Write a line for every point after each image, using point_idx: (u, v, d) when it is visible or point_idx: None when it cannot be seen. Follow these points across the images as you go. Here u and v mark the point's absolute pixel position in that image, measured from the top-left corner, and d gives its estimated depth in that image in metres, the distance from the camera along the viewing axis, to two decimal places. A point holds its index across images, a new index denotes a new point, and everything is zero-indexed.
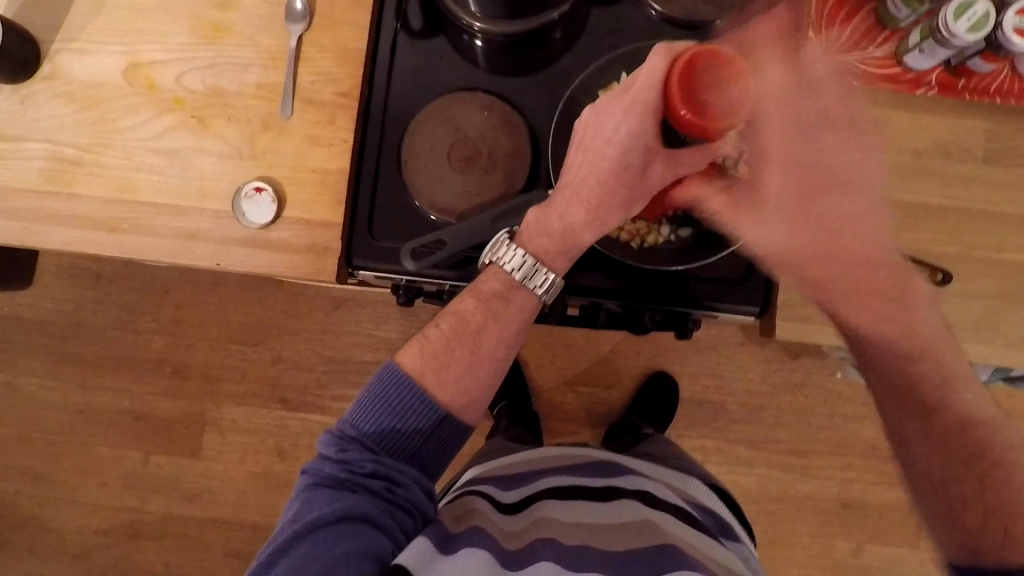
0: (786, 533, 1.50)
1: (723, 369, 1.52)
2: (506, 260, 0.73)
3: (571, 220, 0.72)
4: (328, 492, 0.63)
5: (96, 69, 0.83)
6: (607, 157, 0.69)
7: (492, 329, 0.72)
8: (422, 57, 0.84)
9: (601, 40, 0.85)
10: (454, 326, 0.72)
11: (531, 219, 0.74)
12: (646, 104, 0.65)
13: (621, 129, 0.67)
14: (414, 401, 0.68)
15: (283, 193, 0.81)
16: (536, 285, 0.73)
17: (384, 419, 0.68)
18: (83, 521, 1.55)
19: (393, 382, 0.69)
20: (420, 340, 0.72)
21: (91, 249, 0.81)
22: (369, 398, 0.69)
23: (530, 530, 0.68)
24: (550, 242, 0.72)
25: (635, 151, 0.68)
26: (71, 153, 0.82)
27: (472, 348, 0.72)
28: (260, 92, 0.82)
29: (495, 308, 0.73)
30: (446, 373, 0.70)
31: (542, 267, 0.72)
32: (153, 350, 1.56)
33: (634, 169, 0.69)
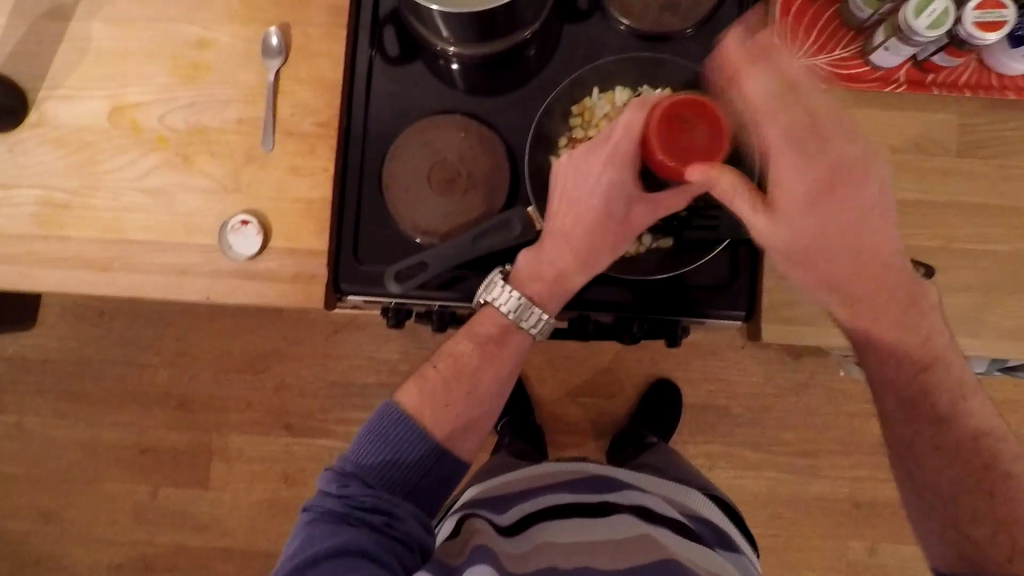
0: (798, 535, 1.49)
1: (724, 372, 1.51)
2: (500, 301, 0.73)
3: (562, 265, 0.73)
4: (328, 526, 0.62)
5: (83, 113, 0.85)
6: (592, 205, 0.71)
7: (489, 367, 0.73)
8: (400, 84, 0.86)
9: (573, 56, 0.86)
10: (451, 367, 0.73)
11: (522, 264, 0.74)
12: (626, 157, 0.69)
13: (603, 179, 0.70)
14: (413, 438, 0.68)
15: (268, 224, 0.82)
16: (530, 324, 0.74)
17: (384, 454, 0.67)
18: (95, 557, 1.55)
19: (394, 419, 0.69)
20: (419, 378, 0.73)
21: (84, 288, 0.82)
22: (370, 435, 0.68)
23: (530, 554, 0.68)
24: (540, 291, 0.74)
25: (618, 198, 0.71)
26: (61, 197, 0.84)
27: (470, 387, 0.72)
28: (242, 126, 0.84)
29: (491, 348, 0.74)
30: (443, 412, 0.70)
31: (535, 307, 0.73)
32: (157, 383, 1.57)
33: (616, 214, 0.72)
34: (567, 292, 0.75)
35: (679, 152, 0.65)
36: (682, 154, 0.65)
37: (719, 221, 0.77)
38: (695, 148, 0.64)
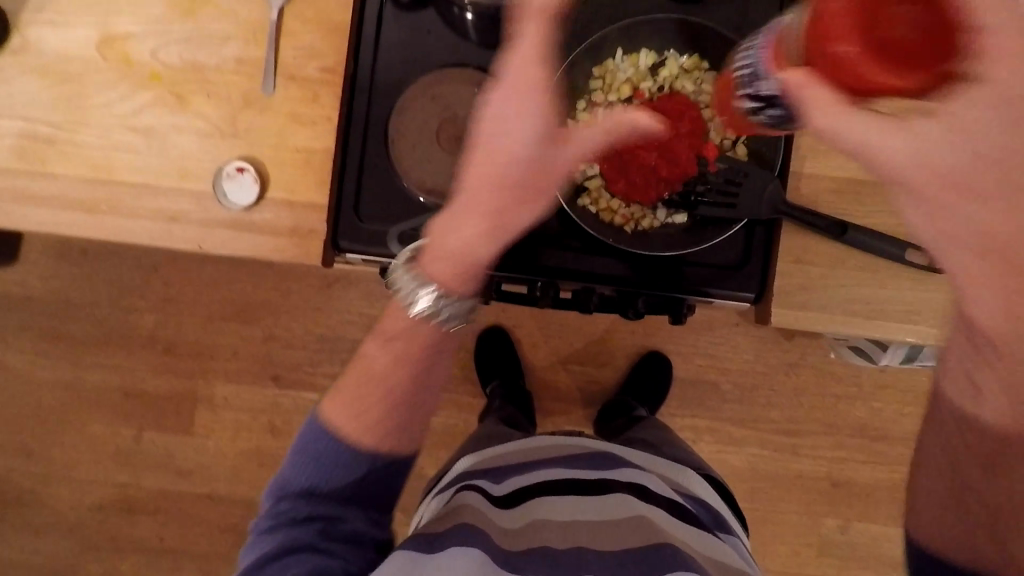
0: (775, 511, 1.52)
1: (717, 348, 1.51)
2: (410, 294, 0.61)
3: (467, 237, 0.58)
4: (269, 534, 0.61)
5: (69, 40, 0.79)
6: (502, 150, 0.56)
7: (399, 371, 0.63)
8: (411, 31, 0.81)
9: (598, 13, 0.80)
10: (357, 375, 0.64)
11: (428, 241, 0.61)
12: (534, 85, 0.54)
13: (514, 111, 0.55)
14: (337, 456, 0.62)
15: (266, 173, 0.78)
16: (448, 316, 0.61)
17: (310, 475, 0.62)
18: (77, 497, 1.55)
19: (313, 433, 0.63)
20: (339, 385, 0.65)
21: (70, 230, 0.79)
22: (296, 449, 0.63)
23: (523, 530, 0.67)
24: (445, 270, 0.60)
25: (537, 140, 0.55)
26: (44, 131, 0.79)
27: (381, 394, 0.62)
28: (241, 67, 0.79)
29: (401, 348, 0.63)
30: (358, 425, 0.62)
31: (447, 295, 0.60)
32: (143, 328, 1.54)
33: (536, 159, 0.56)
34: (478, 264, 0.60)
35: (868, 40, 0.45)
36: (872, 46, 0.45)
37: (738, 198, 0.75)
38: (899, 49, 0.44)
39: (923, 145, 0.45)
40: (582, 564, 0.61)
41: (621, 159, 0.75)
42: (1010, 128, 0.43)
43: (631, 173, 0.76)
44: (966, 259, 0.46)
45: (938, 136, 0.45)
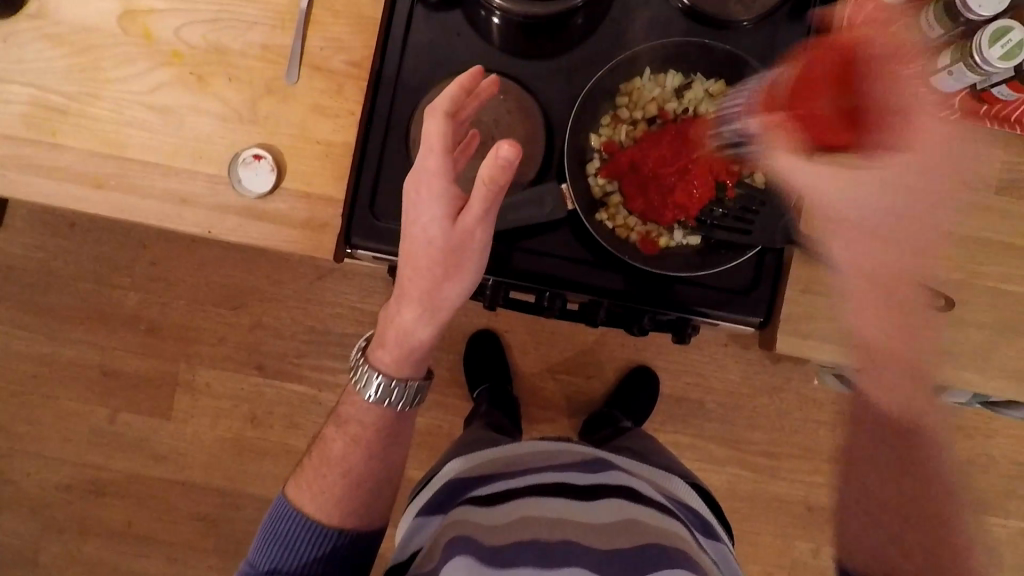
0: (749, 531, 1.54)
1: (704, 367, 1.52)
2: (363, 386, 0.70)
3: (403, 322, 0.67)
4: None
5: (88, 10, 0.77)
6: (415, 239, 0.65)
7: (359, 451, 0.71)
8: (438, 32, 0.81)
9: (624, 31, 0.82)
10: (318, 460, 0.72)
11: (381, 329, 0.72)
12: (430, 174, 0.63)
13: (420, 204, 0.63)
14: (304, 535, 0.67)
15: (284, 162, 0.77)
16: (396, 401, 0.71)
17: (276, 558, 0.66)
18: (45, 475, 1.51)
19: (284, 516, 0.68)
20: (303, 470, 0.73)
21: (74, 204, 0.77)
22: (266, 535, 0.68)
23: (513, 524, 0.68)
24: (389, 352, 0.69)
25: (436, 224, 0.63)
26: (56, 101, 0.77)
27: (342, 472, 0.70)
28: (266, 53, 0.78)
29: (360, 433, 0.72)
30: (322, 501, 0.69)
31: (394, 383, 0.70)
32: (127, 306, 1.51)
33: (440, 240, 0.63)
34: (416, 342, 0.68)
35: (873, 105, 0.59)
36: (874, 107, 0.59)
37: (752, 224, 0.76)
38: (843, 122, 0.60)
39: (851, 186, 0.60)
40: (572, 561, 0.62)
41: (639, 178, 0.78)
42: (902, 183, 0.59)
43: (648, 193, 0.78)
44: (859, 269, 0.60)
45: (862, 180, 0.59)
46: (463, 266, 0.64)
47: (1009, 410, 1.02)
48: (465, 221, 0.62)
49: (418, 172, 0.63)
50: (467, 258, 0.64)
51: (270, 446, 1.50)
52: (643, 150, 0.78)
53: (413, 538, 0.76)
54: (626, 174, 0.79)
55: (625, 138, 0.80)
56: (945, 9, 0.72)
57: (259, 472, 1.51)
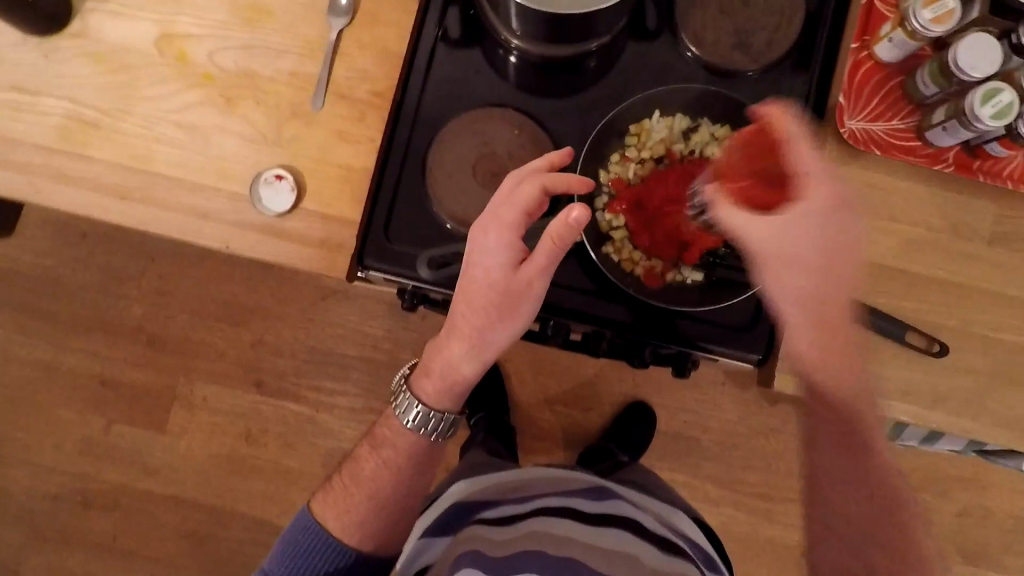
0: (743, 574, 1.52)
1: (701, 406, 1.53)
2: (401, 410, 0.73)
3: (450, 355, 0.70)
4: None
5: (128, 32, 0.81)
6: (473, 280, 0.68)
7: (387, 475, 0.73)
8: (458, 68, 0.85)
9: (637, 75, 0.86)
10: (348, 478, 0.74)
11: (425, 359, 0.74)
12: (499, 224, 0.66)
13: (484, 249, 0.67)
14: (323, 550, 0.70)
15: (304, 184, 0.80)
16: (430, 430, 0.72)
17: (293, 569, 0.70)
18: (36, 483, 1.50)
19: (305, 532, 0.71)
20: (328, 487, 0.75)
21: (98, 214, 0.79)
22: (286, 547, 0.71)
23: (521, 538, 0.68)
24: (432, 383, 0.72)
25: (496, 268, 0.66)
26: (89, 115, 0.80)
27: (368, 493, 0.72)
28: (294, 80, 0.81)
29: (391, 458, 0.74)
30: (345, 520, 0.71)
31: (432, 414, 0.72)
32: (132, 317, 1.52)
33: (498, 284, 0.66)
34: (462, 376, 0.70)
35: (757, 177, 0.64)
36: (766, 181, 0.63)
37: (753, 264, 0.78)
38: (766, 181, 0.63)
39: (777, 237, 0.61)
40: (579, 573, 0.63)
41: (645, 215, 0.81)
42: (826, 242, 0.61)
43: (654, 231, 0.81)
44: (795, 313, 0.64)
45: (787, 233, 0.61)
46: (517, 312, 0.67)
47: (1003, 459, 1.02)
48: (526, 272, 0.65)
49: (488, 224, 0.66)
50: (523, 304, 0.67)
51: (264, 465, 1.49)
52: (650, 188, 0.82)
53: (419, 556, 0.74)
54: (633, 211, 0.82)
55: (632, 175, 0.83)
56: (939, 68, 0.76)
57: (250, 491, 1.49)
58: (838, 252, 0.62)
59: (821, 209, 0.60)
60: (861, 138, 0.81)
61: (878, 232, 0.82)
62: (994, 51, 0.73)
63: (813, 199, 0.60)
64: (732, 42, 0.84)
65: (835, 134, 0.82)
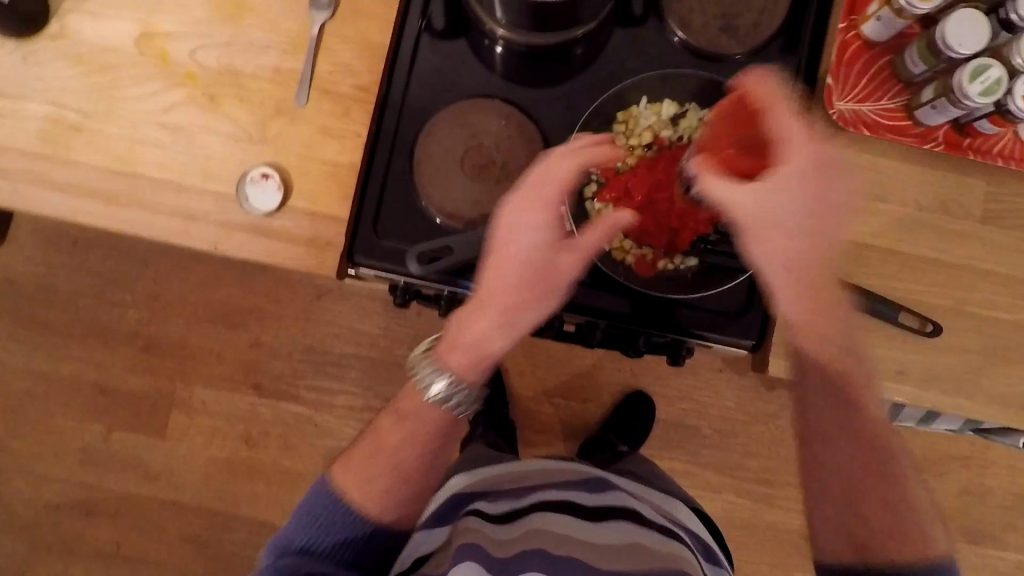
0: (746, 560, 1.52)
1: (700, 394, 1.53)
2: (424, 378, 0.69)
3: (479, 330, 0.67)
4: None
5: (107, 33, 0.80)
6: (514, 253, 0.64)
7: (413, 445, 0.69)
8: (444, 59, 0.84)
9: (623, 61, 0.85)
10: (371, 444, 0.69)
11: (443, 334, 0.70)
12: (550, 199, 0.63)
13: (530, 222, 0.64)
14: (343, 519, 0.65)
15: (291, 182, 0.79)
16: (453, 404, 0.68)
17: (310, 536, 0.64)
18: (36, 492, 1.50)
19: (325, 498, 0.66)
20: (349, 455, 0.70)
21: (84, 219, 0.78)
22: (302, 513, 0.66)
23: (520, 537, 0.67)
24: (459, 358, 0.68)
25: (545, 243, 0.64)
26: (72, 118, 0.79)
27: (393, 462, 0.68)
28: (277, 77, 0.80)
29: (418, 427, 0.69)
30: (367, 487, 0.66)
31: (458, 389, 0.68)
32: (127, 322, 1.51)
33: (545, 260, 0.64)
34: (493, 353, 0.68)
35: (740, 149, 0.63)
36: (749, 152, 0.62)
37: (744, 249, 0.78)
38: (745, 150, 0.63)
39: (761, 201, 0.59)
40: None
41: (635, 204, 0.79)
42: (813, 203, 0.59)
43: (644, 219, 0.79)
44: (787, 278, 0.61)
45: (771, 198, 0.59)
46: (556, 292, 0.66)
47: (1001, 437, 1.02)
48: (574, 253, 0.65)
49: (524, 199, 0.64)
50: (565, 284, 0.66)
51: (264, 467, 1.49)
52: (639, 176, 0.79)
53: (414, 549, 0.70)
54: (623, 199, 0.79)
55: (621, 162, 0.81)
56: (928, 46, 0.76)
57: (251, 493, 1.49)
58: (828, 215, 0.59)
59: (805, 172, 0.59)
60: (850, 120, 0.81)
61: (870, 213, 0.81)
62: (983, 27, 0.72)
63: (794, 163, 0.59)
64: (718, 26, 0.83)
65: (824, 117, 0.82)
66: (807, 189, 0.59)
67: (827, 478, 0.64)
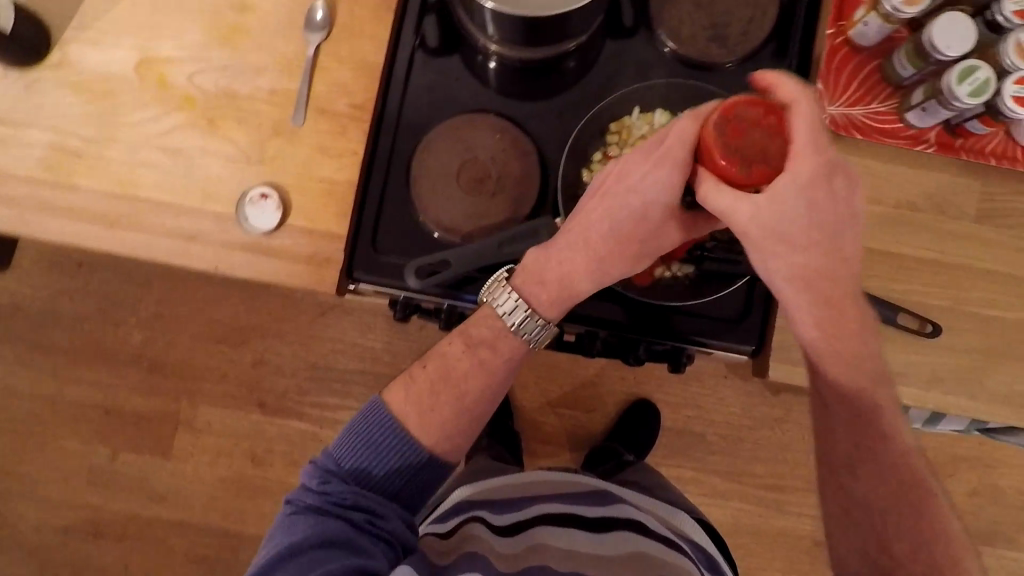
0: (756, 567, 1.51)
1: (705, 400, 1.52)
2: (500, 303, 0.69)
3: (570, 267, 0.67)
4: (310, 518, 0.60)
5: (107, 60, 0.82)
6: (627, 205, 0.63)
7: (479, 377, 0.69)
8: (438, 75, 0.85)
9: (615, 73, 0.86)
10: (436, 371, 0.70)
11: (527, 263, 0.70)
12: (678, 163, 0.58)
13: (649, 179, 0.61)
14: (399, 442, 0.66)
15: (289, 200, 0.80)
16: (528, 333, 0.69)
17: (361, 458, 0.65)
18: (44, 515, 1.50)
19: (380, 421, 0.67)
20: (406, 379, 0.70)
21: (87, 243, 0.79)
22: (354, 435, 0.66)
23: (524, 552, 0.67)
24: (547, 291, 0.68)
25: (658, 203, 0.61)
26: (73, 144, 0.80)
27: (457, 391, 0.69)
28: (274, 98, 0.82)
29: (487, 359, 0.70)
30: (428, 415, 0.67)
31: (538, 318, 0.69)
32: (132, 344, 1.52)
33: (652, 220, 0.63)
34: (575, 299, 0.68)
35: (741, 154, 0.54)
36: (748, 155, 0.54)
37: (741, 255, 0.78)
38: (754, 154, 0.54)
39: (764, 217, 0.56)
40: None
41: None
42: (823, 213, 0.56)
43: None
44: (788, 289, 0.60)
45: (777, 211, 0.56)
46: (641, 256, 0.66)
47: (1008, 437, 1.02)
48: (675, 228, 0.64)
49: (659, 167, 0.60)
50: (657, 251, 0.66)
51: (270, 484, 1.49)
52: None
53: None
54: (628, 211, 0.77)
55: None
56: (915, 49, 0.76)
57: (258, 511, 1.49)
58: (833, 224, 0.58)
59: (812, 184, 0.55)
60: (842, 123, 0.81)
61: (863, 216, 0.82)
62: (969, 29, 0.73)
63: (796, 173, 0.54)
64: (708, 36, 0.85)
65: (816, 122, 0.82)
66: (812, 199, 0.55)
67: (854, 507, 0.60)
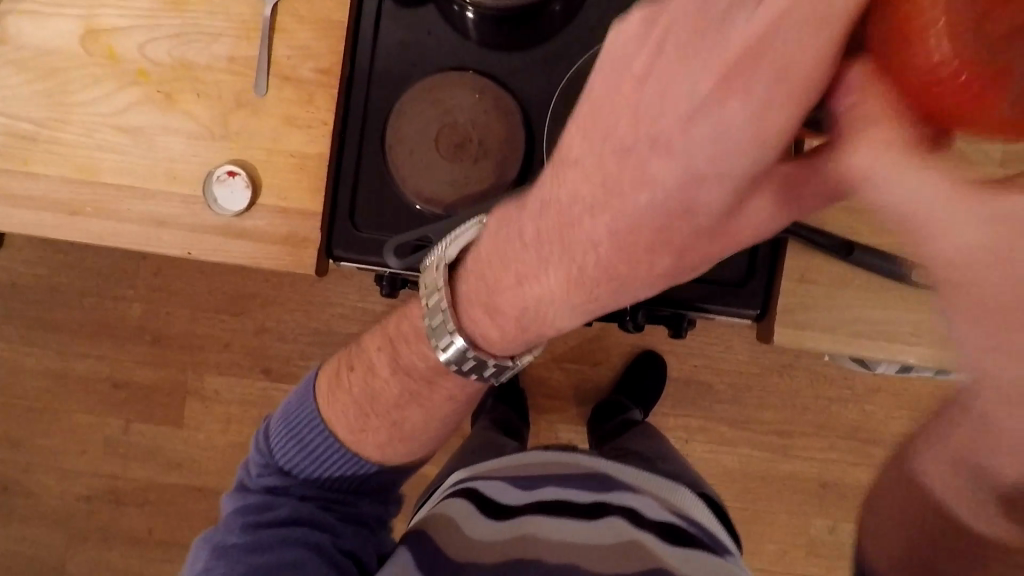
0: (766, 511, 1.51)
1: (713, 349, 1.50)
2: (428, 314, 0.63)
3: (545, 287, 0.56)
4: (256, 504, 0.65)
5: (52, 32, 0.75)
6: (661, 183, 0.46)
7: (418, 410, 0.69)
8: (409, 31, 0.78)
9: (603, 18, 0.78)
10: (363, 387, 0.70)
11: (472, 279, 0.61)
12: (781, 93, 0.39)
13: (716, 136, 0.42)
14: (332, 453, 0.69)
15: (259, 178, 0.76)
16: (482, 374, 0.64)
17: (296, 455, 0.69)
18: (65, 487, 1.53)
19: (310, 421, 0.70)
20: (332, 389, 0.72)
21: (53, 232, 0.76)
22: (287, 431, 0.70)
23: (513, 540, 0.65)
24: (497, 326, 0.60)
25: (726, 176, 0.44)
26: (27, 128, 0.75)
27: (392, 419, 0.69)
28: (232, 66, 0.76)
29: (420, 394, 0.69)
30: (360, 436, 0.69)
31: (488, 359, 0.62)
32: (132, 318, 1.51)
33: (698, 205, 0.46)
34: (547, 327, 0.59)
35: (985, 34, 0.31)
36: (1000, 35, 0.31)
37: None
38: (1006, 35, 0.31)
39: None
40: None
41: None
42: None
43: None
44: None
45: None
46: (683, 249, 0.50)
47: None
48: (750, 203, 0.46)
49: (694, 123, 0.43)
50: (710, 243, 0.49)
51: None
52: None
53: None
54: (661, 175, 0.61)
55: None
56: None
57: None
58: None
59: None
60: None
61: None
62: None
63: None
64: None
65: None
66: None
67: None
